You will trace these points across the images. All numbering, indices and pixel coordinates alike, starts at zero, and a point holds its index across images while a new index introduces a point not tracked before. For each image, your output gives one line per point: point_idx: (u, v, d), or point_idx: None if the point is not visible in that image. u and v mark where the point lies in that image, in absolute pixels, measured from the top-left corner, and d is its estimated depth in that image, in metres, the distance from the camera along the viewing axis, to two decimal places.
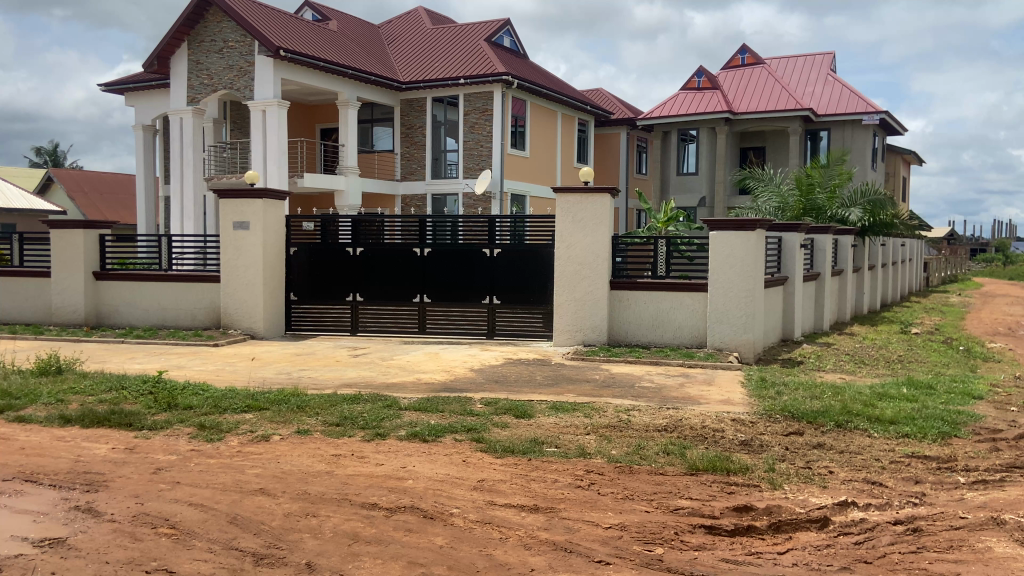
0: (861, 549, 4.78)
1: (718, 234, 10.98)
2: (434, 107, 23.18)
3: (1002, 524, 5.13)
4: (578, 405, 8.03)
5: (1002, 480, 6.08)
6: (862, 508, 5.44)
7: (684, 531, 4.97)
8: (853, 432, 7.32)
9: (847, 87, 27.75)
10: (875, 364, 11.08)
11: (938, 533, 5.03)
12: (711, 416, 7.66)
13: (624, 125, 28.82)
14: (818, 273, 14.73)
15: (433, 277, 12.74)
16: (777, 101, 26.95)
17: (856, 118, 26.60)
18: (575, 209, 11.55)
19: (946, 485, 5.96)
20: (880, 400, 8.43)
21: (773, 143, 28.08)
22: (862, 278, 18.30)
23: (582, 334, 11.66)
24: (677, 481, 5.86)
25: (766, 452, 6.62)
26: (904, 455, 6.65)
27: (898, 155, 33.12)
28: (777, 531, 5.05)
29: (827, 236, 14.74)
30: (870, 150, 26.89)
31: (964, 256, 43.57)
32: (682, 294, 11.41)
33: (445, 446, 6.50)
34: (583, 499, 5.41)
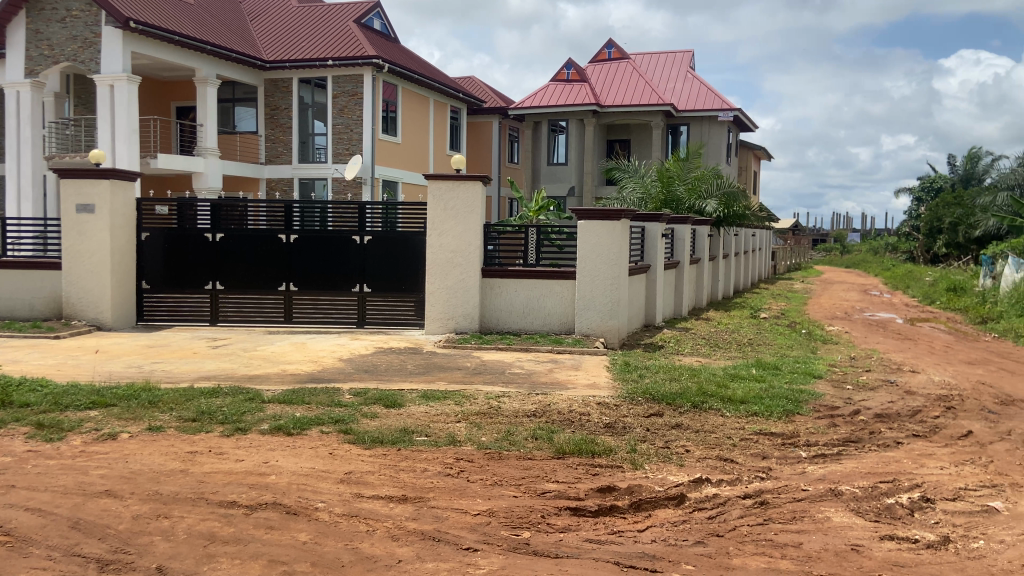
0: (713, 523, 5.06)
1: (586, 223, 11.27)
2: (300, 88, 22.41)
3: (838, 495, 5.57)
4: (448, 393, 8.02)
5: (838, 453, 6.61)
6: (714, 484, 5.76)
7: (550, 514, 5.08)
8: (707, 412, 7.75)
9: (704, 85, 29.19)
10: (727, 347, 11.77)
11: (782, 505, 5.41)
12: (577, 401, 7.85)
13: (497, 114, 28.98)
14: (678, 262, 15.43)
15: (300, 264, 12.32)
16: (641, 94, 27.95)
17: (713, 115, 28.04)
18: (447, 196, 11.49)
19: (789, 459, 6.42)
20: (731, 381, 8.97)
21: (638, 136, 29.10)
22: (717, 266, 19.33)
23: (453, 321, 11.65)
24: (544, 465, 5.98)
25: (629, 434, 6.87)
26: (752, 432, 7.10)
27: (750, 150, 35.26)
28: (637, 510, 5.26)
29: (686, 226, 15.45)
30: (724, 145, 28.43)
31: (807, 245, 47.08)
32: (551, 281, 11.64)
33: (310, 439, 6.32)
34: (452, 487, 5.40)
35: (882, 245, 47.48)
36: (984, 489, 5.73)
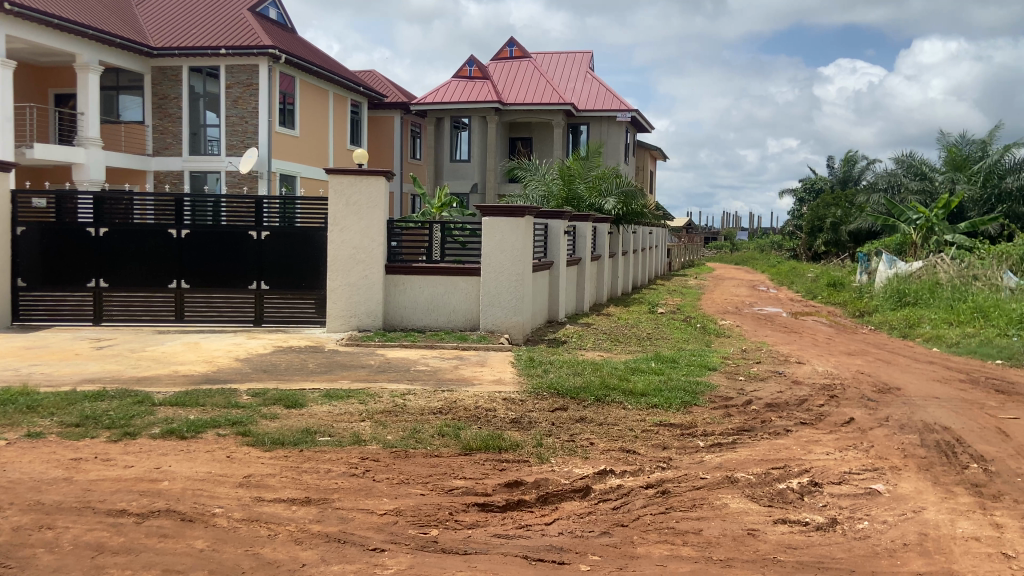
0: (618, 513, 5.17)
1: (490, 220, 11.29)
2: (191, 77, 21.45)
3: (734, 482, 5.80)
4: (352, 392, 7.86)
5: (734, 442, 6.90)
6: (618, 475, 5.89)
7: (458, 510, 5.06)
8: (610, 405, 7.92)
9: (603, 85, 29.82)
10: (628, 341, 12.07)
11: (683, 493, 5.59)
12: (483, 397, 7.85)
13: (398, 109, 28.63)
14: (579, 259, 15.69)
15: (192, 260, 11.78)
16: (542, 93, 28.27)
17: (611, 115, 28.68)
18: (348, 191, 11.24)
19: (688, 449, 6.64)
20: (632, 374, 9.21)
21: (539, 135, 29.41)
22: (617, 263, 19.80)
23: (356, 319, 11.42)
24: (451, 461, 5.95)
25: (534, 429, 6.93)
26: (653, 424, 7.31)
27: (647, 151, 36.29)
28: (544, 503, 5.31)
29: (587, 224, 15.73)
30: (623, 145, 29.14)
31: (699, 243, 48.97)
32: (456, 278, 11.60)
33: (206, 443, 6.04)
34: (357, 487, 5.29)
35: (768, 243, 49.94)
36: (866, 472, 6.10)
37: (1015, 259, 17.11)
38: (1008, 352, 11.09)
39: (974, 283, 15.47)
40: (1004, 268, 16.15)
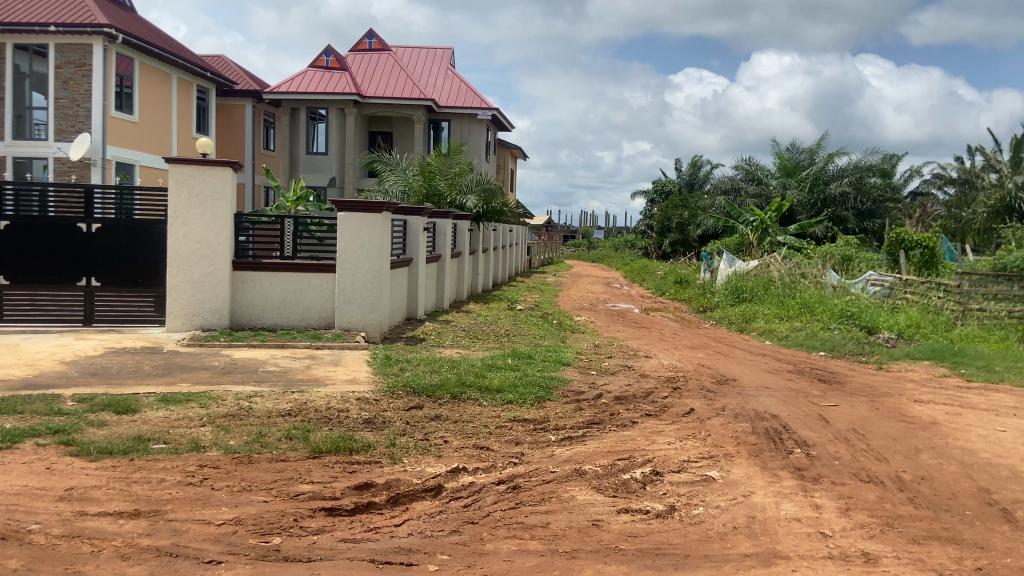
0: (468, 511, 5.18)
1: (346, 215, 10.99)
2: (15, 54, 19.67)
3: (583, 474, 5.97)
4: (192, 395, 7.42)
5: (584, 435, 7.10)
6: (470, 473, 5.90)
7: (303, 517, 4.88)
8: (465, 402, 7.94)
9: (464, 82, 29.90)
10: (485, 338, 12.15)
11: (533, 488, 5.68)
12: (336, 397, 7.65)
13: (251, 98, 27.42)
14: (439, 255, 15.64)
15: (12, 254, 10.84)
16: (402, 88, 27.96)
17: (472, 113, 28.80)
18: (191, 182, 10.62)
19: (540, 443, 6.77)
20: (489, 370, 9.28)
21: (400, 130, 29.08)
22: (477, 260, 19.91)
23: (199, 318, 10.81)
24: (298, 466, 5.74)
25: (387, 428, 6.82)
26: (507, 420, 7.40)
27: (507, 149, 36.76)
28: (394, 504, 5.23)
29: (447, 220, 15.68)
30: (483, 143, 29.36)
31: (558, 240, 50.23)
32: (309, 275, 11.23)
33: (22, 454, 5.51)
34: (194, 497, 4.99)
35: (622, 242, 52.04)
36: (703, 460, 6.45)
37: (835, 259, 18.75)
38: (829, 344, 12.13)
39: (801, 281, 16.80)
40: (827, 267, 17.64)
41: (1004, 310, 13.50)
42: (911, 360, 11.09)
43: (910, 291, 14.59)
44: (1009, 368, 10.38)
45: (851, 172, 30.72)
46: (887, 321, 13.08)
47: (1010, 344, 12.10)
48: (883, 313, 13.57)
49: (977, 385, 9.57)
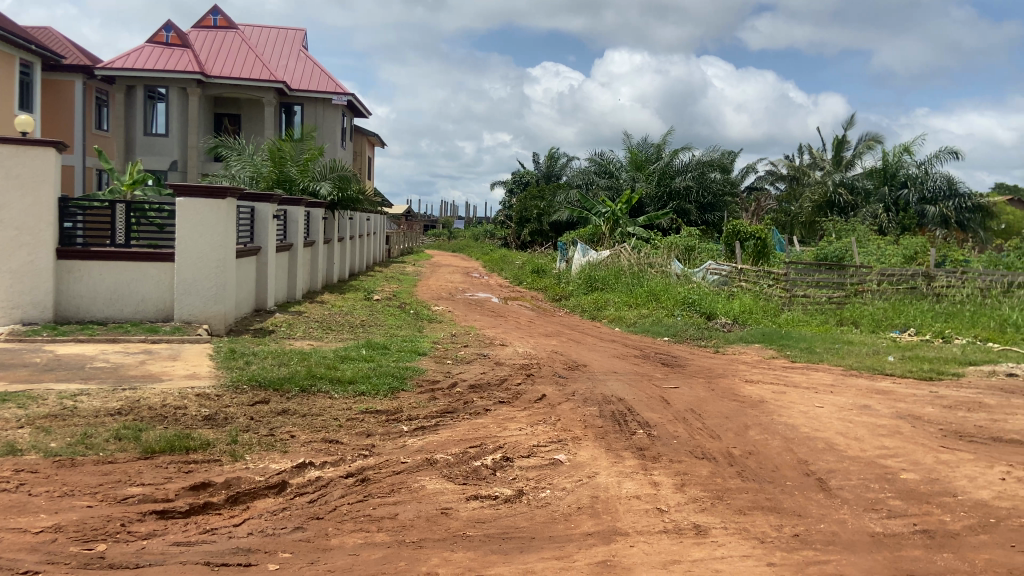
0: (314, 507, 5.04)
1: (185, 200, 10.32)
2: None
3: (434, 464, 5.96)
4: (7, 396, 6.75)
5: (436, 424, 7.09)
6: (317, 467, 5.74)
7: (132, 521, 4.57)
8: (315, 394, 7.71)
9: (318, 66, 28.96)
10: (339, 329, 11.87)
11: (382, 480, 5.60)
12: (173, 394, 7.20)
13: (81, 73, 25.14)
14: (291, 244, 15.08)
15: None
16: (251, 68, 26.71)
17: (326, 98, 27.96)
18: (7, 163, 9.62)
19: (392, 434, 6.69)
20: (341, 362, 9.06)
21: (250, 112, 27.77)
22: (332, 250, 19.38)
23: (19, 311, 9.86)
24: (128, 468, 5.36)
25: (229, 425, 6.50)
26: (358, 412, 7.25)
27: (364, 137, 36.03)
28: (233, 504, 4.99)
29: (299, 208, 15.12)
30: (339, 129, 28.61)
31: (418, 230, 49.90)
32: (145, 264, 10.50)
33: None
34: (6, 505, 4.54)
35: (481, 232, 52.45)
36: (551, 444, 6.61)
37: (679, 249, 19.81)
38: (673, 329, 12.80)
39: (648, 270, 17.60)
40: (672, 257, 18.59)
41: (824, 296, 14.76)
42: (745, 344, 11.91)
43: (744, 279, 15.68)
44: (827, 349, 11.37)
45: (694, 167, 32.47)
46: (723, 308, 13.96)
47: (829, 327, 13.26)
48: (720, 300, 14.48)
49: (800, 365, 10.43)
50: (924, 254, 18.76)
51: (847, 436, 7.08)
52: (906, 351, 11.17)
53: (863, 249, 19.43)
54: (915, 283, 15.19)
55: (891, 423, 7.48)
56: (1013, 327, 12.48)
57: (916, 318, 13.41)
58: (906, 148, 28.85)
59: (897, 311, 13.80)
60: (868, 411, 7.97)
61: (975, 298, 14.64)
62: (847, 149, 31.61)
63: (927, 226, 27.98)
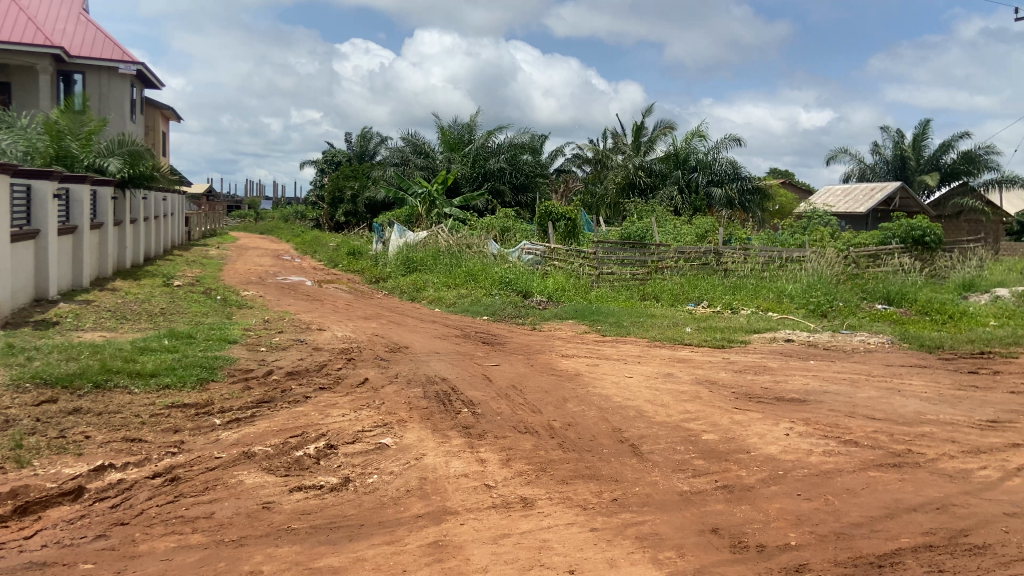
0: (118, 511, 4.60)
1: None
2: None
3: (251, 457, 5.65)
4: None
5: (252, 416, 6.70)
6: (119, 468, 5.24)
7: None
8: (112, 391, 7.02)
9: (102, 31, 26.16)
10: (136, 318, 10.90)
11: (195, 477, 5.22)
12: None
13: None
14: (75, 226, 13.57)
15: None
16: (21, 29, 23.60)
17: (112, 66, 25.37)
18: None
19: (203, 429, 6.26)
20: (141, 354, 8.31)
21: (20, 79, 24.59)
22: (123, 232, 17.69)
23: None
24: None
25: (11, 428, 5.76)
26: (163, 407, 6.70)
27: (157, 110, 33.15)
28: (21, 515, 4.43)
29: (84, 186, 13.61)
30: (128, 101, 26.13)
31: (221, 212, 46.91)
32: None
33: None
34: None
35: (291, 212, 50.34)
36: (376, 429, 6.50)
37: (496, 230, 20.21)
38: (492, 308, 13.04)
39: (466, 250, 17.76)
40: (489, 237, 18.89)
41: (628, 273, 15.71)
42: (559, 320, 12.38)
43: (556, 258, 16.32)
44: (633, 322, 12.11)
45: (507, 149, 33.12)
46: (538, 286, 14.43)
47: (634, 302, 14.15)
48: (535, 279, 14.92)
49: (610, 338, 11.04)
50: (713, 232, 20.44)
51: (655, 403, 7.59)
52: (701, 322, 12.16)
53: (662, 228, 20.83)
54: (707, 260, 16.38)
55: (692, 389, 8.13)
56: (789, 298, 13.97)
57: (708, 292, 14.62)
58: (695, 135, 31.18)
59: (693, 285, 14.95)
60: (671, 379, 8.60)
61: (757, 271, 16.11)
62: (646, 135, 33.67)
63: (715, 207, 30.45)
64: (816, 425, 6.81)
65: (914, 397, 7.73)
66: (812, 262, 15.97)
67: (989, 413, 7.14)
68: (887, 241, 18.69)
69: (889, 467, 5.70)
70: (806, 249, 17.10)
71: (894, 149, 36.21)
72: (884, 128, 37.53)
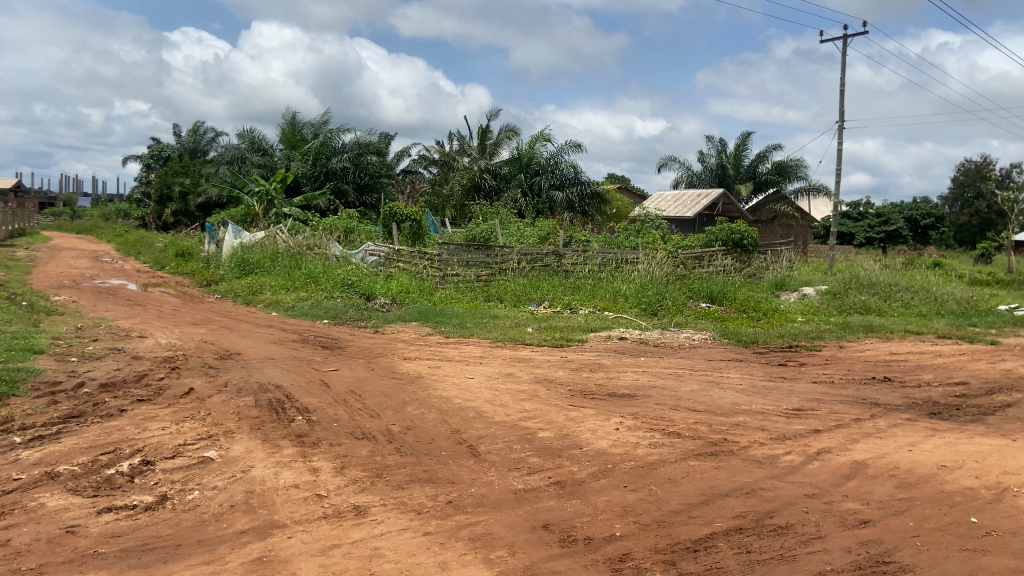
0: None
1: None
2: None
3: (55, 477, 5.16)
4: None
5: (58, 432, 6.12)
6: None
7: None
8: None
9: None
10: None
11: None
12: None
13: None
14: None
15: None
16: None
17: None
18: None
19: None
20: None
21: None
22: None
23: None
24: None
25: None
26: None
27: None
28: None
29: None
30: None
31: (29, 209, 42.52)
32: None
33: None
34: None
35: (114, 210, 46.61)
36: (200, 441, 6.13)
37: (338, 231, 19.76)
38: (332, 311, 12.72)
39: (306, 252, 17.20)
40: (330, 238, 18.43)
41: (473, 274, 15.86)
42: (402, 322, 12.26)
43: (400, 259, 16.24)
44: (476, 323, 12.24)
45: (351, 149, 32.49)
46: (382, 288, 14.24)
47: (478, 303, 14.30)
48: (378, 281, 14.73)
49: (452, 340, 11.08)
50: (554, 234, 21.04)
51: (494, 403, 7.68)
52: (542, 322, 12.47)
53: (505, 231, 21.18)
54: (548, 261, 16.83)
55: (530, 388, 8.31)
56: (623, 297, 14.62)
57: (549, 292, 15.02)
58: (538, 139, 31.90)
59: (535, 286, 15.31)
60: (511, 378, 8.76)
61: (595, 272, 16.71)
62: (491, 138, 34.11)
63: (557, 210, 31.31)
64: (644, 418, 7.17)
65: (731, 389, 8.32)
66: (645, 264, 16.73)
67: (794, 402, 7.82)
68: (711, 244, 20.02)
69: (707, 456, 6.09)
70: (639, 251, 17.82)
71: (717, 158, 38.84)
72: (709, 137, 40.19)
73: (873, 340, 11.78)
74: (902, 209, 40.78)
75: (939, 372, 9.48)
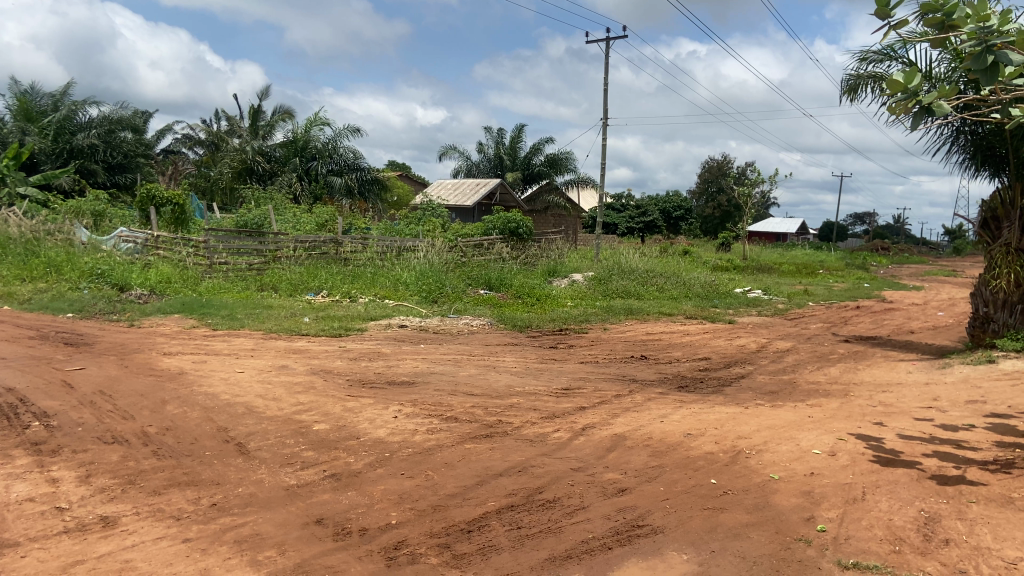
0: None
1: None
2: None
3: None
4: None
5: None
6: None
7: None
8: None
9: None
10: None
11: None
12: None
13: None
14: None
15: None
16: None
17: None
18: None
19: None
20: None
21: None
22: None
23: None
24: None
25: None
26: None
27: None
28: None
29: None
30: None
31: None
32: None
33: None
34: None
35: None
36: None
37: (85, 215, 17.80)
38: (78, 304, 11.40)
39: (46, 237, 15.25)
40: (75, 223, 16.63)
41: (243, 263, 14.95)
42: (162, 315, 11.27)
43: (159, 246, 14.98)
44: (247, 315, 11.55)
45: (100, 124, 29.19)
46: (138, 278, 13.00)
47: (249, 293, 13.50)
48: (135, 270, 13.43)
49: (221, 332, 10.37)
50: (332, 221, 20.50)
51: (266, 397, 7.29)
52: (319, 312, 12.05)
53: (280, 217, 20.25)
54: (326, 249, 16.35)
55: (305, 379, 8.02)
56: (403, 286, 14.52)
57: (328, 281, 14.58)
58: (314, 123, 30.83)
59: (312, 275, 14.79)
60: (285, 371, 8.37)
61: (374, 259, 16.43)
62: (264, 119, 32.47)
63: (335, 196, 30.39)
64: (421, 405, 7.19)
65: (506, 372, 8.61)
66: (424, 252, 16.74)
67: (563, 382, 8.27)
68: (489, 232, 20.58)
69: (482, 438, 6.23)
70: (419, 239, 17.73)
71: (495, 149, 39.96)
72: (487, 129, 41.23)
73: (633, 322, 12.80)
74: (658, 201, 44.75)
75: (687, 349, 10.51)
